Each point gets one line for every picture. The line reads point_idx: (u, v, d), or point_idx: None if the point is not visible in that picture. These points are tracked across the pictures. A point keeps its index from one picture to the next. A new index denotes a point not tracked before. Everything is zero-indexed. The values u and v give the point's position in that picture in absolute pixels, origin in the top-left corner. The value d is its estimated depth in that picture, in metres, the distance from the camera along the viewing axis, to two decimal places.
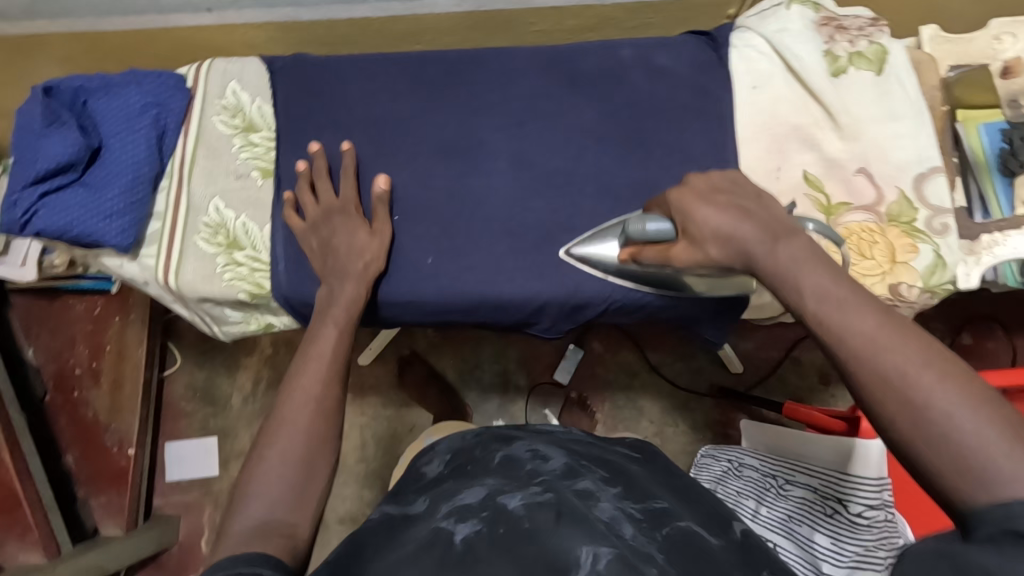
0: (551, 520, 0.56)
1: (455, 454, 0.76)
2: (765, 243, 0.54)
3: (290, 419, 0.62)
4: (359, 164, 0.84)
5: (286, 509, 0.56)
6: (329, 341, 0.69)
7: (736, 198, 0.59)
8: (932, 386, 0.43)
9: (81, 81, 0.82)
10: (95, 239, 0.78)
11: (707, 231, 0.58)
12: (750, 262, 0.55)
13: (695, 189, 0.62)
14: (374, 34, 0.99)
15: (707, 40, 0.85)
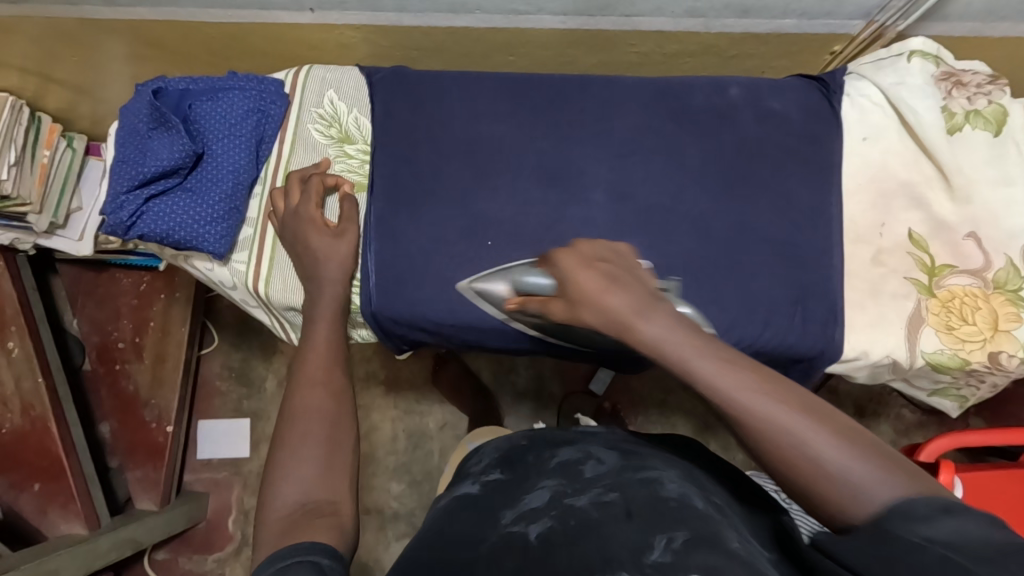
0: (621, 516, 0.55)
1: (504, 451, 0.73)
2: (629, 316, 0.52)
3: (304, 406, 0.63)
4: (455, 184, 0.84)
5: (318, 488, 0.57)
6: (321, 334, 0.72)
7: (613, 267, 0.57)
8: (832, 450, 0.44)
9: (185, 83, 0.83)
10: (191, 243, 0.79)
11: (580, 294, 0.56)
12: (624, 332, 0.53)
13: (581, 254, 0.58)
14: (470, 43, 0.98)
15: (818, 84, 0.83)
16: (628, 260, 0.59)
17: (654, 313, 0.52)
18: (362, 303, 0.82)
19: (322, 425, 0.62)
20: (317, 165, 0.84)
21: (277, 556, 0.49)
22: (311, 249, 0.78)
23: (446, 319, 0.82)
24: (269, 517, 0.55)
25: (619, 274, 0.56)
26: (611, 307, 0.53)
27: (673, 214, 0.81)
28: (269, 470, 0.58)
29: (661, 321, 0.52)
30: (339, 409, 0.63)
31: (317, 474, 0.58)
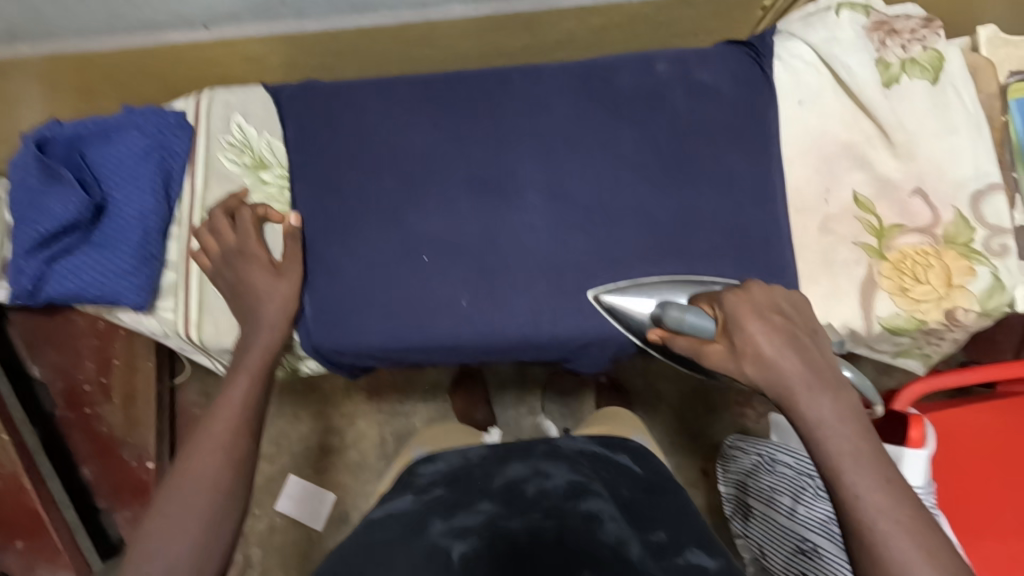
0: (558, 562, 0.54)
1: (457, 464, 0.72)
2: (798, 387, 0.54)
3: (195, 472, 0.60)
4: (383, 201, 0.79)
5: (186, 568, 0.55)
6: (238, 391, 0.67)
7: (790, 323, 0.57)
8: None
9: (74, 128, 0.77)
10: (110, 300, 0.75)
11: (752, 350, 0.56)
12: (786, 396, 0.54)
13: (755, 301, 0.58)
14: (386, 43, 0.93)
15: (747, 51, 0.78)
16: (808, 324, 0.59)
17: (826, 391, 0.54)
18: (301, 337, 0.79)
19: (207, 501, 0.58)
20: (234, 196, 0.78)
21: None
22: (250, 286, 0.73)
23: (391, 344, 0.78)
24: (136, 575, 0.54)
25: (799, 336, 0.57)
26: (781, 374, 0.54)
27: (613, 206, 0.77)
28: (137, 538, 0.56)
29: (826, 396, 0.53)
30: (234, 482, 0.60)
31: (192, 550, 0.55)
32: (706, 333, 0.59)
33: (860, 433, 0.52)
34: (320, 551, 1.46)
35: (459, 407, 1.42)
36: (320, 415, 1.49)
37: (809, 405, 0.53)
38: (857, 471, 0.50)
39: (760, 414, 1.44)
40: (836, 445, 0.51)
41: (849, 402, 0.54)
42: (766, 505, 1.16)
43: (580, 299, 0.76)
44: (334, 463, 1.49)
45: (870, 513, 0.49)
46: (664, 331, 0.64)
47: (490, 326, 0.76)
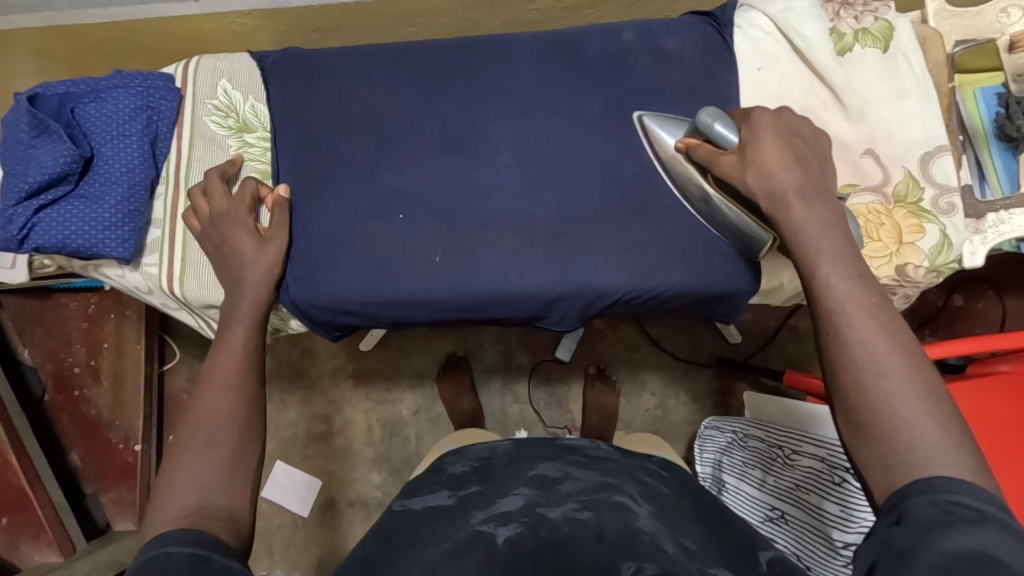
0: (590, 538, 0.55)
1: (485, 470, 0.74)
2: (790, 194, 0.63)
3: (210, 413, 0.62)
4: (361, 162, 0.83)
5: (218, 496, 0.57)
6: (237, 339, 0.70)
7: (802, 150, 0.67)
8: (891, 389, 0.49)
9: (65, 87, 0.80)
10: (95, 251, 0.77)
11: (760, 162, 0.66)
12: (778, 202, 0.64)
13: (775, 123, 0.69)
14: (368, 17, 0.97)
15: (709, 21, 0.83)
16: (821, 151, 0.69)
17: (817, 199, 0.63)
18: (280, 292, 0.82)
19: (227, 434, 0.61)
20: (231, 161, 0.82)
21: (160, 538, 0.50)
22: (235, 250, 0.76)
23: (367, 297, 0.81)
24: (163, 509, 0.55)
25: (805, 156, 0.67)
26: (778, 179, 0.65)
27: (580, 166, 0.81)
28: (164, 473, 0.58)
29: (813, 206, 0.63)
30: (250, 416, 0.63)
31: (219, 480, 0.58)
32: (727, 142, 0.70)
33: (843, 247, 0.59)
34: (306, 535, 1.47)
35: (446, 393, 1.45)
36: (307, 401, 1.52)
37: (799, 210, 0.63)
38: (830, 266, 0.57)
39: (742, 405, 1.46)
40: (817, 241, 0.60)
41: (836, 213, 0.63)
42: (738, 479, 1.18)
43: (550, 256, 0.79)
44: (322, 446, 1.51)
45: (839, 298, 0.55)
46: (691, 141, 0.75)
47: (463, 283, 0.80)
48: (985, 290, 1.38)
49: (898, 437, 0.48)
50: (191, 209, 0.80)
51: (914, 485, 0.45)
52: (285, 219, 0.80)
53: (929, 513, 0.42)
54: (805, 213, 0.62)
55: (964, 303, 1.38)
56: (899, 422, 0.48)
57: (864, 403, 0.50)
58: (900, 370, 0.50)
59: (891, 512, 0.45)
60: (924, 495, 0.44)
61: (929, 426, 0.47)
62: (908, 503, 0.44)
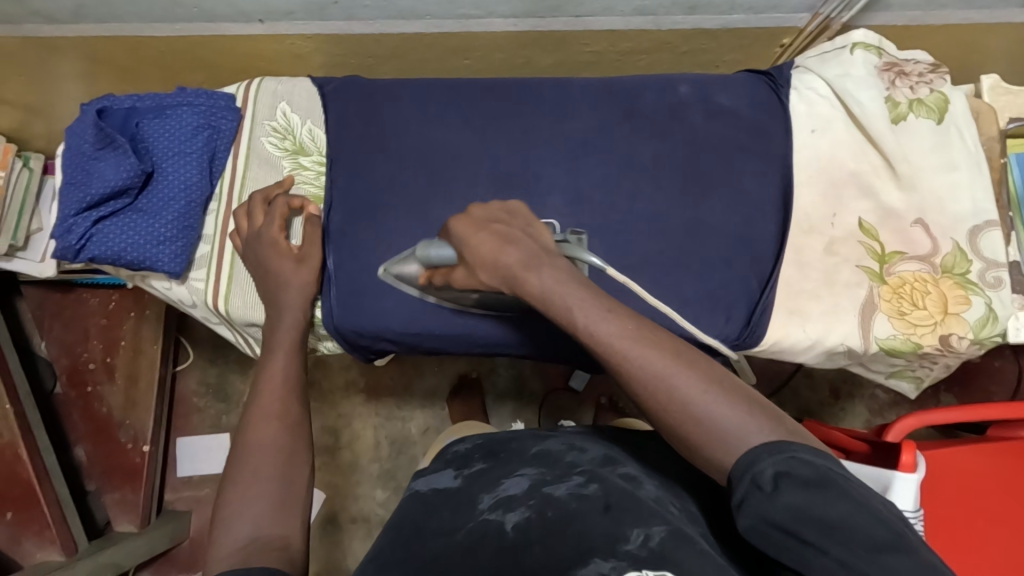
0: (599, 510, 0.56)
1: (487, 444, 0.74)
2: (520, 271, 0.58)
3: (255, 442, 0.64)
4: (414, 192, 0.84)
5: (272, 525, 0.57)
6: (277, 363, 0.72)
7: (505, 225, 0.62)
8: (697, 397, 0.50)
9: (132, 101, 0.81)
10: (147, 263, 0.78)
11: (482, 259, 0.61)
12: (516, 285, 0.59)
13: (473, 218, 0.63)
14: (426, 48, 0.99)
15: (766, 79, 0.85)
16: (523, 216, 0.64)
17: (544, 260, 0.58)
18: (324, 316, 0.82)
19: (275, 464, 0.62)
20: (279, 185, 0.83)
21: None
22: (274, 271, 0.78)
23: (409, 328, 0.81)
24: (225, 546, 0.55)
25: (510, 229, 0.62)
26: (505, 262, 0.59)
27: (629, 211, 0.82)
28: (220, 509, 0.58)
29: (545, 267, 0.58)
30: (294, 441, 0.65)
31: (272, 509, 0.58)
32: (449, 260, 0.67)
33: (578, 287, 0.56)
34: None
35: (457, 415, 1.43)
36: (318, 413, 1.51)
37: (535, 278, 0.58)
38: (585, 314, 0.54)
39: None
40: (567, 297, 0.55)
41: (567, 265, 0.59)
42: None
43: None
44: (329, 459, 1.50)
45: (604, 343, 0.53)
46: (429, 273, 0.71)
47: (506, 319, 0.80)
48: (1004, 352, 1.38)
49: (724, 434, 0.48)
50: (234, 230, 0.81)
51: (743, 457, 0.47)
52: (321, 241, 0.82)
53: (783, 475, 0.44)
54: (542, 281, 0.57)
55: (981, 361, 1.38)
56: (716, 419, 0.49)
57: (683, 423, 0.50)
58: (689, 380, 0.50)
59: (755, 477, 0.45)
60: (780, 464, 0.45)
61: (729, 413, 0.49)
62: (759, 468, 0.45)
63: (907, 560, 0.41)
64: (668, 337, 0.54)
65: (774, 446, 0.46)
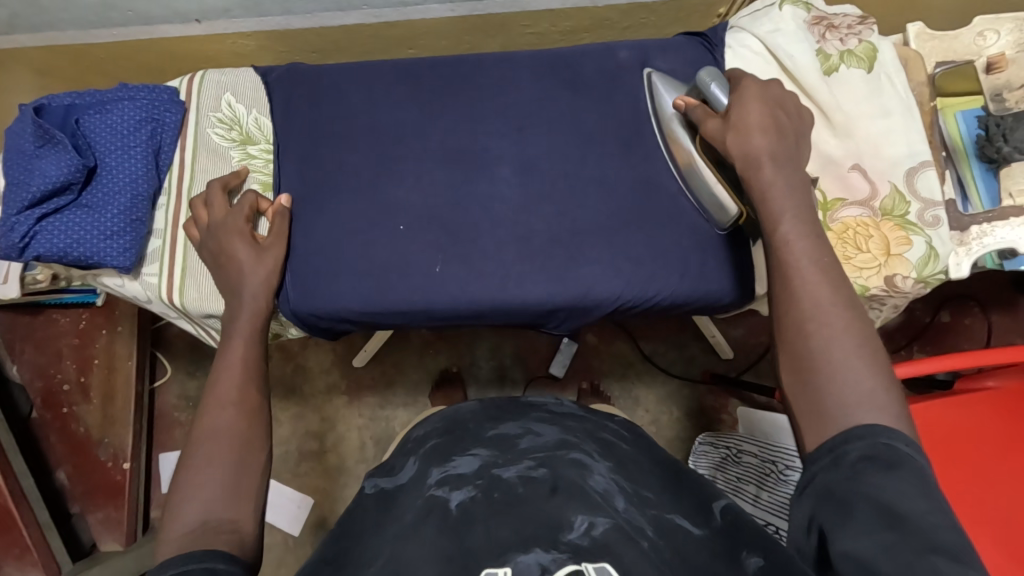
0: (544, 494, 0.56)
1: (447, 420, 0.71)
2: (763, 157, 0.65)
3: (208, 429, 0.63)
4: (364, 174, 0.84)
5: (220, 512, 0.57)
6: (236, 351, 0.71)
7: (779, 118, 0.68)
8: (843, 353, 0.53)
9: (72, 99, 0.81)
10: (97, 259, 0.77)
11: (740, 123, 0.67)
12: (749, 163, 0.65)
13: (765, 93, 0.70)
14: (369, 38, 0.99)
15: (702, 40, 0.86)
16: (801, 124, 0.69)
17: (788, 162, 0.65)
18: (281, 301, 0.82)
19: (228, 449, 0.62)
20: (235, 174, 0.84)
21: (167, 564, 0.50)
22: (233, 258, 0.77)
23: (366, 307, 0.82)
24: (168, 539, 0.55)
25: (785, 124, 0.67)
26: (754, 143, 0.66)
27: (578, 179, 0.84)
28: (170, 496, 0.58)
29: (785, 169, 0.64)
30: (251, 430, 0.64)
31: (223, 493, 0.58)
32: (716, 103, 0.73)
33: (801, 203, 0.62)
34: (297, 554, 1.44)
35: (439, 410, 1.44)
36: (300, 417, 1.51)
37: (768, 173, 0.64)
38: (791, 223, 0.60)
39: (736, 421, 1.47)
40: (783, 203, 0.62)
41: (802, 182, 0.64)
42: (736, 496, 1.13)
43: (552, 268, 0.81)
44: (315, 463, 1.49)
45: (797, 256, 0.59)
46: (687, 103, 0.77)
47: (463, 292, 0.81)
48: (969, 306, 1.40)
49: (841, 381, 0.52)
50: (191, 218, 0.81)
51: (858, 428, 0.49)
52: (287, 225, 0.82)
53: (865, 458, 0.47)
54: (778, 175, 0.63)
55: (950, 319, 1.40)
56: (842, 366, 0.52)
57: (809, 352, 0.54)
58: (844, 324, 0.54)
59: (826, 455, 0.49)
60: (860, 443, 0.48)
61: (859, 374, 0.52)
62: (847, 448, 0.48)
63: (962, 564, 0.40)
64: (854, 300, 0.57)
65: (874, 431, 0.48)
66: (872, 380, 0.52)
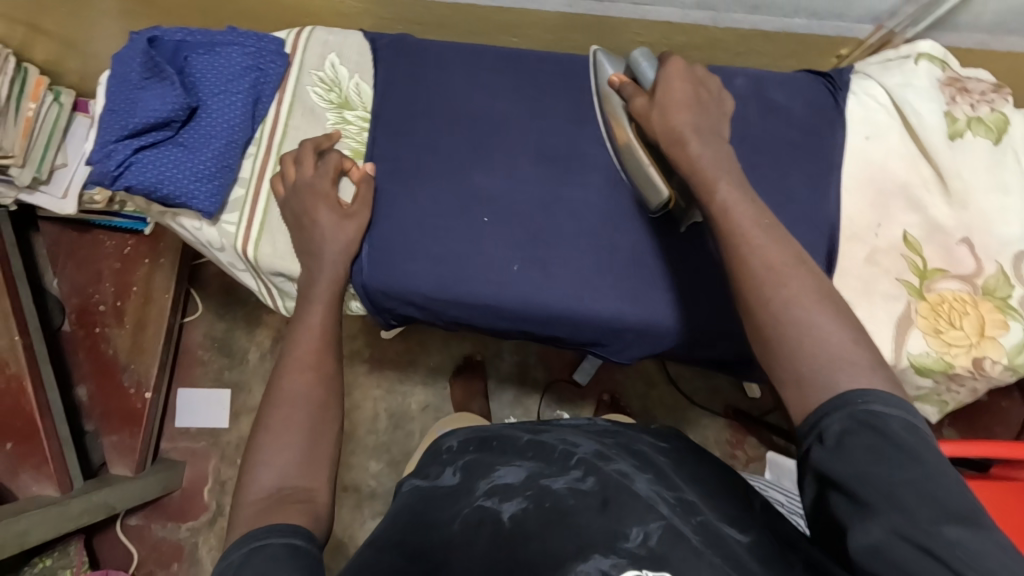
0: (597, 505, 0.55)
1: (483, 433, 0.72)
2: (688, 134, 0.64)
3: (287, 393, 0.65)
4: (458, 159, 0.83)
5: (296, 477, 0.59)
6: (315, 317, 0.73)
7: (697, 91, 0.67)
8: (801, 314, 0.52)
9: (183, 34, 0.81)
10: (182, 200, 0.77)
11: (664, 102, 0.66)
12: (681, 142, 0.64)
13: (690, 72, 0.68)
14: (476, 20, 0.97)
15: (825, 81, 0.83)
16: (724, 106, 0.69)
17: (711, 135, 0.64)
18: (353, 273, 0.81)
19: (306, 415, 0.64)
20: (327, 136, 0.82)
21: (249, 536, 0.52)
22: (316, 224, 0.76)
23: (437, 293, 0.80)
24: (246, 501, 0.57)
25: (708, 102, 0.67)
26: (678, 120, 0.65)
27: None
28: (249, 455, 0.61)
29: (710, 144, 0.64)
30: (327, 397, 0.66)
31: (299, 461, 0.60)
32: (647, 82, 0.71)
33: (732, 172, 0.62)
34: None
35: (456, 397, 1.44)
36: None
37: (696, 148, 0.63)
38: (727, 192, 0.59)
39: (750, 459, 1.45)
40: (715, 174, 0.61)
41: (726, 154, 0.64)
42: None
43: (632, 287, 0.80)
44: None
45: (737, 224, 0.57)
46: (621, 79, 0.74)
47: (535, 295, 0.79)
48: (1010, 391, 1.36)
49: (805, 349, 0.51)
50: (280, 173, 0.80)
51: (834, 401, 0.48)
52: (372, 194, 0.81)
53: (848, 433, 0.46)
54: (700, 151, 0.62)
55: (987, 399, 1.36)
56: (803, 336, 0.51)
57: (767, 326, 0.53)
58: (800, 286, 0.54)
59: (809, 432, 0.48)
60: (837, 419, 0.47)
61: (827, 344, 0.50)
62: (826, 425, 0.47)
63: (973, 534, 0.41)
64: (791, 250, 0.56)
65: (851, 399, 0.47)
66: (842, 334, 0.51)
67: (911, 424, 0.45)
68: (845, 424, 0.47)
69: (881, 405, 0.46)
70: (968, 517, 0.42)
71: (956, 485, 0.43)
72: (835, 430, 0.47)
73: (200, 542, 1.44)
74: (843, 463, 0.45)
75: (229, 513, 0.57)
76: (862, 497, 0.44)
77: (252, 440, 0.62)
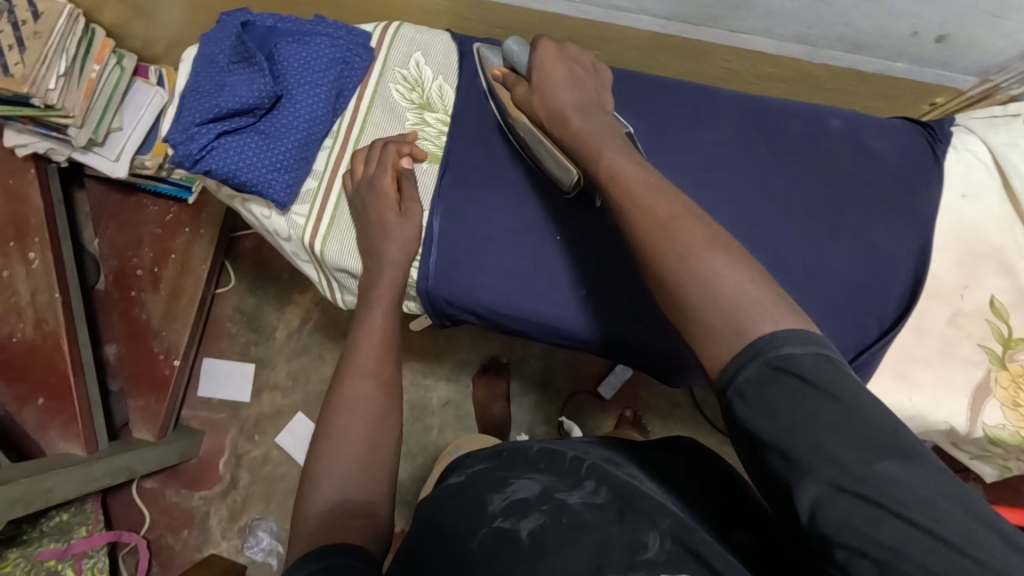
0: (613, 517, 0.54)
1: (495, 446, 0.68)
2: (567, 112, 0.68)
3: (347, 398, 0.63)
4: (536, 174, 0.81)
5: (356, 488, 0.57)
6: (376, 319, 0.70)
7: (574, 70, 0.72)
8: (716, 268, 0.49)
9: (273, 20, 0.80)
10: (259, 189, 0.76)
11: (544, 87, 0.70)
12: (562, 122, 0.68)
13: (560, 52, 0.73)
14: (561, 30, 0.94)
15: (924, 131, 0.80)
16: (602, 79, 0.74)
17: (590, 109, 0.68)
18: (419, 278, 0.79)
19: (367, 422, 0.61)
20: (405, 137, 0.81)
21: (315, 555, 0.49)
22: (384, 226, 0.76)
23: (502, 307, 0.79)
24: (308, 512, 0.55)
25: (583, 78, 0.72)
26: (559, 100, 0.69)
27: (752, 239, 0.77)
28: (310, 461, 0.59)
29: (591, 116, 0.67)
30: (388, 403, 0.63)
31: (360, 471, 0.58)
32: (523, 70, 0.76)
33: (609, 138, 0.63)
34: None
35: (478, 395, 1.43)
36: None
37: (577, 124, 0.66)
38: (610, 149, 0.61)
39: None
40: (597, 142, 0.63)
41: (610, 121, 0.67)
42: None
43: None
44: None
45: (623, 184, 0.57)
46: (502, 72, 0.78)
47: (600, 322, 0.78)
48: None
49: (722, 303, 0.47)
50: (350, 171, 0.80)
51: (745, 349, 0.45)
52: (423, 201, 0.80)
53: (765, 384, 0.43)
54: (583, 124, 0.66)
55: None
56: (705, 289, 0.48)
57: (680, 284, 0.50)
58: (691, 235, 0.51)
59: (728, 390, 0.45)
60: (750, 368, 0.44)
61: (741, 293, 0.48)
62: (741, 376, 0.44)
63: (903, 465, 0.40)
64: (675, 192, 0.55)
65: (764, 344, 0.44)
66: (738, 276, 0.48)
67: (824, 359, 0.43)
68: (761, 373, 0.44)
69: (790, 346, 0.43)
70: (898, 450, 0.40)
71: (871, 413, 0.41)
72: (752, 382, 0.44)
73: (211, 511, 1.43)
74: (766, 417, 0.42)
75: (291, 521, 0.56)
76: (793, 453, 0.41)
77: (314, 445, 0.60)
